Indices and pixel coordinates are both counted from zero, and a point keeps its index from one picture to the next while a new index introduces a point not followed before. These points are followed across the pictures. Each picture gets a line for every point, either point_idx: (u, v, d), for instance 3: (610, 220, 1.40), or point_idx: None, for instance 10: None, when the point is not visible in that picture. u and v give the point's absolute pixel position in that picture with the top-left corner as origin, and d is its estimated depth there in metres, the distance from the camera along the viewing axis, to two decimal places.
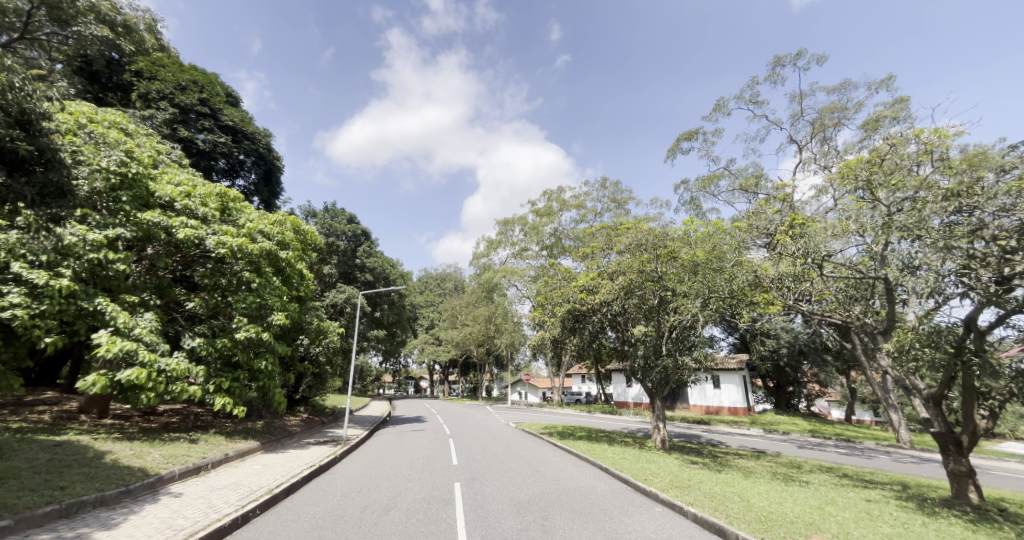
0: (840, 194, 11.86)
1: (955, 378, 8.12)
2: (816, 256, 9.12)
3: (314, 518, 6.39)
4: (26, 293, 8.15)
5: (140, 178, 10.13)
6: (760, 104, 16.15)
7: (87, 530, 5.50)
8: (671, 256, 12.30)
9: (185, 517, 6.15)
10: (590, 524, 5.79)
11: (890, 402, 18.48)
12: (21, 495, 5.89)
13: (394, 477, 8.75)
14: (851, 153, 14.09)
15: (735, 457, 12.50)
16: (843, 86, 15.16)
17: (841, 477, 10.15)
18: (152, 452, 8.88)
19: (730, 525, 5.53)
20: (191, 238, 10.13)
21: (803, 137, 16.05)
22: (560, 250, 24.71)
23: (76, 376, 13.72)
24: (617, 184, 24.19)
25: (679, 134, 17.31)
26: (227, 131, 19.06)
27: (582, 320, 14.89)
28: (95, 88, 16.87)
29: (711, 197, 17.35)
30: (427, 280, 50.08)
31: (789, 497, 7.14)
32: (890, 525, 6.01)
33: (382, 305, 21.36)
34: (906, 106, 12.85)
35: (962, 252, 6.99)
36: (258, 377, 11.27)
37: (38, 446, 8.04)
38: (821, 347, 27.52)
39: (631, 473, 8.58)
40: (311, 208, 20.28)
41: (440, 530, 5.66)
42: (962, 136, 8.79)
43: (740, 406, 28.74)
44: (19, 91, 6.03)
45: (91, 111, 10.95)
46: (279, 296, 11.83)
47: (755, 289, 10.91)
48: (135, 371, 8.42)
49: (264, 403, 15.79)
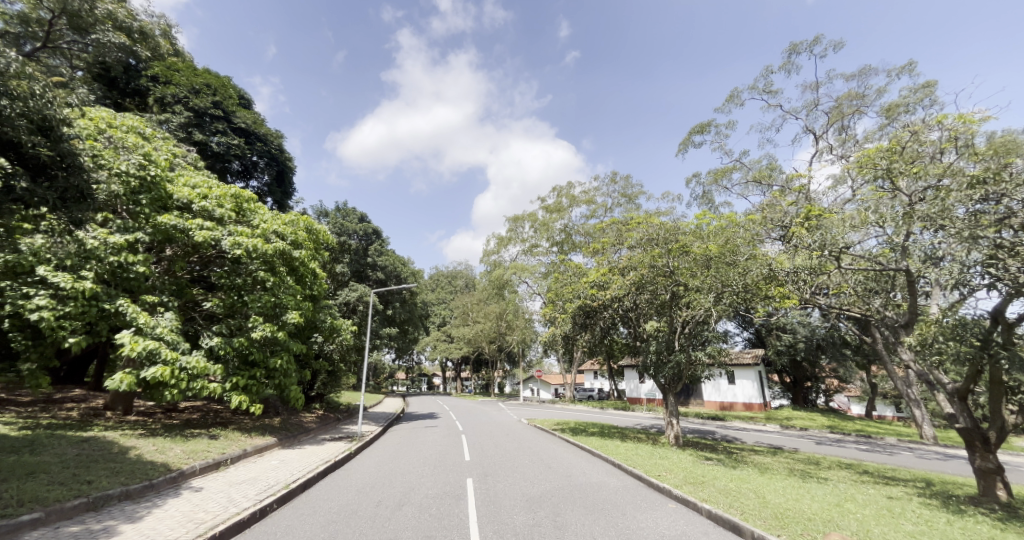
0: (859, 184, 11.56)
1: (982, 371, 7.84)
2: (833, 248, 8.91)
3: (329, 513, 6.48)
4: (52, 295, 8.51)
5: (159, 181, 10.40)
6: (774, 92, 15.78)
7: (113, 523, 5.66)
8: (683, 250, 12.16)
9: (205, 510, 6.27)
10: (602, 520, 5.75)
11: (912, 398, 18.11)
12: (51, 488, 6.09)
13: (407, 473, 8.83)
14: (871, 142, 13.70)
15: (750, 453, 12.32)
16: (862, 73, 14.72)
17: (861, 474, 9.92)
18: (173, 448, 9.11)
19: (745, 522, 5.44)
20: (208, 239, 10.38)
21: (820, 127, 15.63)
22: (570, 246, 24.61)
23: (102, 374, 14.12)
24: (627, 178, 23.93)
25: (690, 127, 17.01)
26: (241, 133, 19.41)
27: (593, 316, 14.67)
28: (114, 93, 17.29)
29: (724, 190, 17.04)
30: (439, 278, 50.47)
31: (807, 494, 7.00)
32: (912, 522, 5.84)
33: (394, 303, 21.55)
34: (929, 90, 12.40)
35: (988, 243, 6.74)
36: (275, 375, 11.47)
37: (67, 442, 8.30)
38: (840, 341, 26.80)
39: (643, 470, 8.48)
40: (323, 208, 20.51)
41: (453, 525, 5.68)
42: (990, 121, 8.26)
43: (755, 402, 28.25)
44: (41, 99, 6.12)
45: (111, 116, 11.19)
46: (293, 295, 12.02)
47: (770, 283, 10.74)
48: (158, 368, 8.69)
49: (281, 400, 16.02)
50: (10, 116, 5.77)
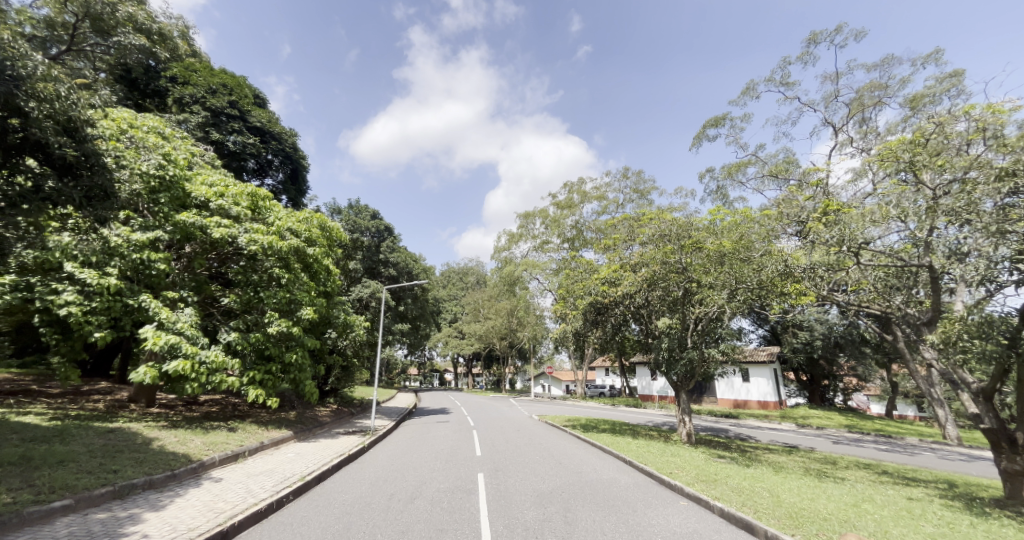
0: (880, 177, 11.24)
1: (1009, 370, 7.57)
2: (852, 244, 8.69)
3: (343, 505, 6.59)
4: (78, 291, 8.80)
5: (177, 180, 10.66)
6: (791, 84, 15.40)
7: (138, 511, 5.83)
8: (697, 246, 11.97)
9: (225, 500, 6.42)
10: (612, 516, 5.74)
11: (935, 397, 17.65)
12: (80, 476, 6.30)
13: (419, 467, 8.93)
14: (893, 134, 13.30)
15: (765, 452, 12.14)
16: (884, 63, 14.29)
17: (880, 474, 9.69)
18: (194, 439, 9.35)
19: (758, 521, 5.37)
20: (226, 236, 10.60)
21: (840, 119, 15.23)
22: (581, 242, 24.48)
23: (126, 367, 14.54)
24: (639, 173, 23.67)
25: (705, 120, 16.72)
26: (256, 132, 19.71)
27: (604, 312, 14.56)
28: (135, 94, 17.69)
29: (739, 185, 16.74)
30: (450, 274, 50.67)
31: (824, 493, 6.87)
32: (933, 524, 5.69)
33: (406, 300, 21.74)
34: (956, 80, 11.99)
35: (1017, 237, 6.49)
36: (290, 370, 11.67)
37: (94, 432, 8.57)
38: (859, 339, 26.15)
39: (655, 467, 8.43)
40: (336, 205, 20.74)
41: (464, 519, 5.73)
42: (1021, 111, 7.93)
43: (770, 400, 27.84)
44: (66, 100, 6.18)
45: (132, 117, 11.44)
46: (307, 291, 12.19)
47: (786, 279, 10.51)
48: (179, 362, 8.92)
49: (296, 394, 16.28)
50: (37, 118, 5.80)
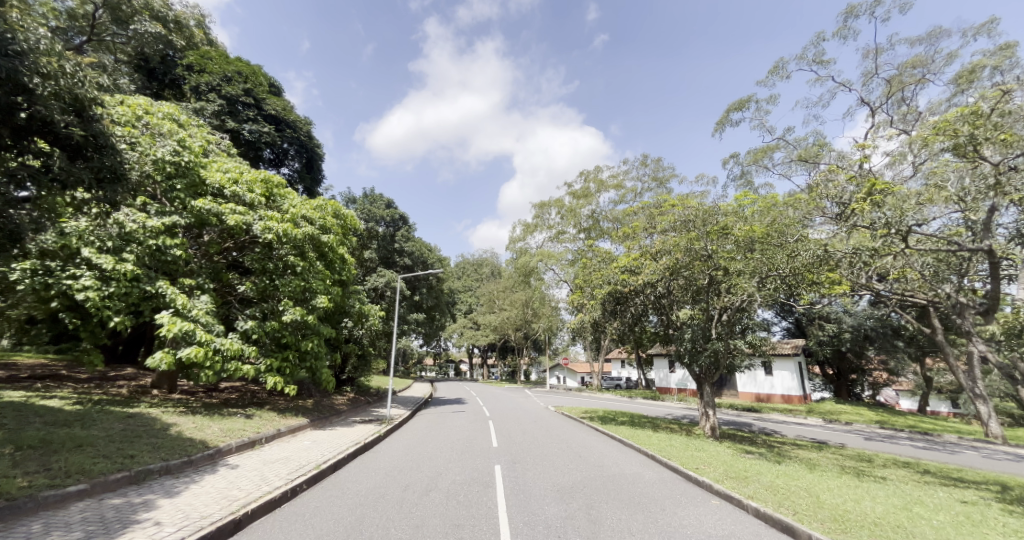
0: (922, 158, 10.48)
1: None
2: (899, 227, 8.04)
3: (357, 495, 6.40)
4: (97, 276, 8.79)
5: (192, 166, 10.53)
6: (825, 61, 14.53)
7: (152, 497, 5.69)
8: (724, 232, 11.40)
9: (239, 488, 6.27)
10: (639, 515, 5.38)
11: (976, 393, 16.73)
12: (97, 461, 6.21)
13: (434, 458, 8.73)
14: (937, 114, 12.44)
15: (794, 447, 11.65)
16: (930, 36, 13.33)
17: (923, 473, 9.10)
18: (212, 425, 9.29)
19: (800, 523, 4.95)
20: (240, 223, 10.48)
21: (877, 98, 14.34)
22: (599, 232, 23.95)
23: (148, 353, 14.65)
24: (659, 160, 22.93)
25: (729, 103, 15.96)
26: (271, 121, 19.69)
27: (623, 302, 14.03)
28: (154, 84, 17.74)
29: (764, 170, 15.99)
30: (465, 265, 50.68)
31: (868, 494, 6.37)
32: (999, 532, 5.17)
33: (421, 290, 21.60)
34: (1011, 53, 11.05)
35: None
36: (306, 357, 11.57)
37: (114, 417, 8.56)
38: (891, 332, 25.05)
39: (680, 462, 8.04)
40: (351, 194, 20.60)
41: (481, 514, 5.44)
42: None
43: (794, 394, 27.05)
44: (71, 78, 5.93)
45: (148, 104, 11.32)
46: (322, 280, 12.05)
47: (821, 267, 9.93)
48: (193, 348, 8.84)
49: (314, 383, 16.33)
50: (43, 95, 5.57)
